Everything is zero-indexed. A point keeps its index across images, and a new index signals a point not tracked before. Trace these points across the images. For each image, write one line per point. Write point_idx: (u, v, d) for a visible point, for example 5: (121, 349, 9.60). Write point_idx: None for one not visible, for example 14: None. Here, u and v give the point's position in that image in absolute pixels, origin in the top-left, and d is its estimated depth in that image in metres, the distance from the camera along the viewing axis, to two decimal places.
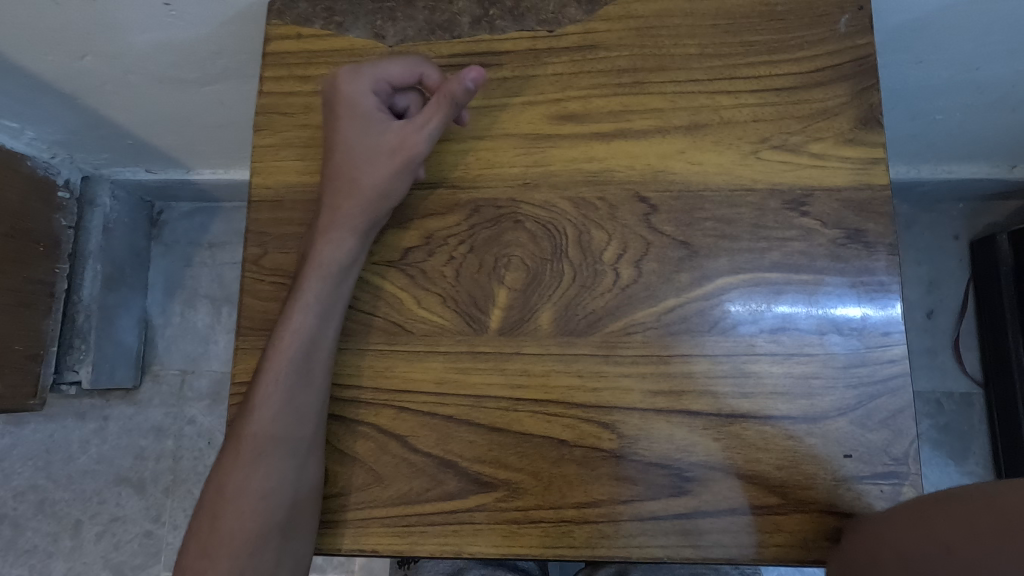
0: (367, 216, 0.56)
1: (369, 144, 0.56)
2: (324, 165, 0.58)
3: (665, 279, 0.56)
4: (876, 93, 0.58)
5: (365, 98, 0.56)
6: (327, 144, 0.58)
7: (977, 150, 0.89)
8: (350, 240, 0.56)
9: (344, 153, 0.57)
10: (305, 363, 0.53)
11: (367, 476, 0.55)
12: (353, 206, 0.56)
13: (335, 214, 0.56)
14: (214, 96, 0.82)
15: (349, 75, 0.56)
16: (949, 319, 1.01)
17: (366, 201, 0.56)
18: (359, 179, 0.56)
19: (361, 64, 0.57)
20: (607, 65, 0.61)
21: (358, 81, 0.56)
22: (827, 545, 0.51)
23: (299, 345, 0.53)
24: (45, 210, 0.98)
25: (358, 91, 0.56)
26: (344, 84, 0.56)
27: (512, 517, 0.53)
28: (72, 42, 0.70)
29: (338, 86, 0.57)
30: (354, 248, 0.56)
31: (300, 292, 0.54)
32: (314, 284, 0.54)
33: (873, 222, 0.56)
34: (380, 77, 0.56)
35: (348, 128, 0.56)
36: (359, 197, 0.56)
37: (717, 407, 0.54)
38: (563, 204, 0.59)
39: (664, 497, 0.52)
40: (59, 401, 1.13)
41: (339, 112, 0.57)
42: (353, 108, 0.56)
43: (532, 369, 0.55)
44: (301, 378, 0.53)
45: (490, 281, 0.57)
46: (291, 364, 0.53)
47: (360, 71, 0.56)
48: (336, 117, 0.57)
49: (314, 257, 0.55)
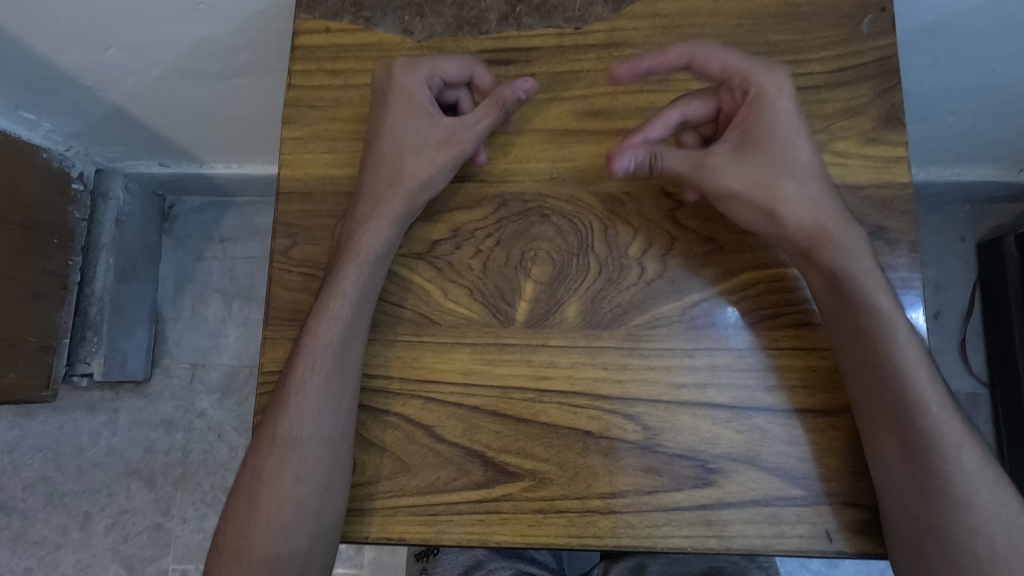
0: (402, 206, 0.57)
1: (418, 134, 0.58)
2: (366, 153, 0.59)
3: (689, 274, 0.57)
4: (897, 93, 0.59)
5: (418, 90, 0.58)
6: (372, 132, 0.59)
7: (988, 152, 0.90)
8: (386, 230, 0.57)
9: (390, 142, 0.58)
10: (340, 350, 0.54)
11: (394, 465, 0.55)
12: (390, 197, 0.57)
13: (373, 204, 0.57)
14: (236, 90, 0.82)
15: (407, 66, 0.59)
16: (955, 320, 1.03)
17: (405, 192, 0.57)
18: (403, 168, 0.57)
19: (419, 59, 0.59)
20: (633, 62, 0.61)
21: (415, 73, 0.58)
22: (848, 536, 0.52)
23: (335, 332, 0.54)
24: (60, 202, 0.98)
25: (413, 83, 0.58)
26: (401, 75, 0.58)
27: (538, 506, 0.54)
28: (97, 34, 0.70)
29: (394, 76, 0.59)
30: (389, 238, 0.57)
31: (337, 281, 0.55)
32: (350, 273, 0.55)
33: (894, 220, 0.57)
34: (435, 71, 0.59)
35: (398, 116, 0.58)
36: (393, 189, 0.57)
37: (740, 400, 0.55)
38: (589, 199, 0.59)
39: (688, 488, 0.53)
40: (71, 393, 1.13)
41: (392, 101, 0.58)
42: (407, 98, 0.58)
43: (558, 361, 0.56)
44: (337, 365, 0.54)
45: (518, 274, 0.58)
46: (328, 351, 0.54)
47: (417, 64, 0.59)
48: (387, 104, 0.58)
49: (351, 246, 0.56)
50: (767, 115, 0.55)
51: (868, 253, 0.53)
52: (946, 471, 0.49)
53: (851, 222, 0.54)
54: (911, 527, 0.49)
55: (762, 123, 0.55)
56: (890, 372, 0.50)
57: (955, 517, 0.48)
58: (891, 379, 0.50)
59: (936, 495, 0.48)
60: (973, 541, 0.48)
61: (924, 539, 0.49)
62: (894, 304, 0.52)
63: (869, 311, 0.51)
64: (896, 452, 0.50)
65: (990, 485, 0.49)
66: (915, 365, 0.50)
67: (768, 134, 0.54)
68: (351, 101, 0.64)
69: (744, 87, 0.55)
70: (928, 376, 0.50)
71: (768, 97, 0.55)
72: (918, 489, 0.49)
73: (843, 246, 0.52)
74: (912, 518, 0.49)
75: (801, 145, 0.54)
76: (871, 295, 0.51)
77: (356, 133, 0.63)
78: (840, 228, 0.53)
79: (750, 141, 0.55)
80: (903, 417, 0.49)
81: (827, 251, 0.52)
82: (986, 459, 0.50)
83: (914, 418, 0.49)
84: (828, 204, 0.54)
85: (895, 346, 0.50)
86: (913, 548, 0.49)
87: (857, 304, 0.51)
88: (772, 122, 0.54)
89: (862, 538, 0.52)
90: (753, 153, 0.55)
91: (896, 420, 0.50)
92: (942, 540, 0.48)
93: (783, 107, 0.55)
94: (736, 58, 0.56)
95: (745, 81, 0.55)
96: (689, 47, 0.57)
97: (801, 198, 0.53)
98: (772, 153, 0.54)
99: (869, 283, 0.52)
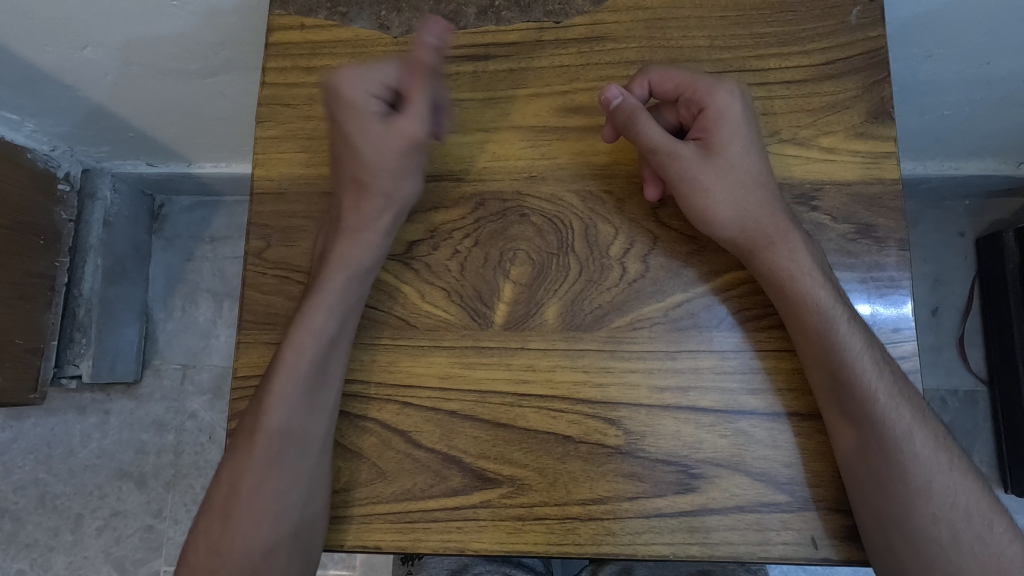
0: (384, 215, 0.56)
1: (374, 145, 0.54)
2: (337, 157, 0.57)
3: (672, 274, 0.56)
4: (887, 86, 0.57)
5: (366, 102, 0.54)
6: (336, 141, 0.56)
7: (985, 146, 0.88)
8: (367, 238, 0.55)
9: (353, 148, 0.55)
10: (319, 361, 0.53)
11: (371, 472, 0.54)
12: (369, 205, 0.55)
13: (353, 211, 0.56)
14: (217, 88, 0.81)
15: (348, 78, 0.54)
16: (953, 316, 1.01)
17: (387, 201, 0.55)
18: (372, 179, 0.55)
19: (360, 66, 0.54)
20: (615, 56, 0.60)
21: (358, 83, 0.54)
22: (835, 542, 0.51)
23: (315, 343, 0.53)
24: (47, 203, 0.97)
25: (358, 95, 0.54)
26: (342, 87, 0.54)
27: (516, 513, 0.53)
28: (72, 33, 0.69)
29: (336, 88, 0.54)
30: (375, 248, 0.55)
31: (317, 290, 0.54)
32: (331, 282, 0.54)
33: (883, 217, 0.56)
34: (378, 79, 0.54)
35: (354, 132, 0.55)
36: (375, 190, 0.55)
37: (724, 402, 0.53)
38: (570, 198, 0.58)
39: (671, 494, 0.52)
40: (60, 395, 1.12)
41: (343, 117, 0.54)
42: (356, 112, 0.54)
43: (538, 365, 0.55)
44: (316, 376, 0.53)
45: (496, 276, 0.57)
46: (306, 362, 0.52)
47: (359, 74, 0.54)
48: (339, 122, 0.55)
49: (332, 254, 0.55)
50: (723, 124, 0.53)
51: (808, 252, 0.52)
52: (904, 461, 0.47)
53: (792, 220, 0.53)
54: (877, 525, 0.48)
55: (713, 131, 0.53)
56: (836, 368, 0.49)
57: (919, 507, 0.47)
58: (838, 375, 0.49)
59: (899, 488, 0.47)
60: (942, 526, 0.47)
61: (891, 536, 0.47)
62: (834, 298, 0.50)
63: (811, 308, 0.50)
64: (853, 447, 0.49)
65: (951, 470, 0.48)
66: (861, 359, 0.49)
67: (724, 141, 0.53)
68: None
69: (696, 105, 0.54)
70: (875, 368, 0.49)
71: (714, 107, 0.53)
72: (878, 485, 0.48)
73: (783, 242, 0.52)
74: (880, 516, 0.48)
75: (746, 148, 0.53)
76: (811, 293, 0.50)
77: None
78: (781, 226, 0.52)
79: (717, 139, 0.53)
80: (855, 412, 0.48)
81: (768, 252, 0.52)
82: (944, 445, 0.48)
83: (864, 412, 0.48)
84: (764, 199, 0.53)
85: (838, 342, 0.49)
86: (884, 547, 0.48)
87: (798, 301, 0.50)
88: (722, 128, 0.53)
89: (848, 544, 0.51)
90: (711, 158, 0.53)
91: (850, 414, 0.49)
92: (913, 531, 0.47)
93: (735, 114, 0.53)
94: (687, 76, 0.54)
95: (699, 99, 0.54)
96: (645, 74, 0.55)
97: (738, 197, 0.53)
98: (724, 156, 0.53)
99: (808, 279, 0.51)
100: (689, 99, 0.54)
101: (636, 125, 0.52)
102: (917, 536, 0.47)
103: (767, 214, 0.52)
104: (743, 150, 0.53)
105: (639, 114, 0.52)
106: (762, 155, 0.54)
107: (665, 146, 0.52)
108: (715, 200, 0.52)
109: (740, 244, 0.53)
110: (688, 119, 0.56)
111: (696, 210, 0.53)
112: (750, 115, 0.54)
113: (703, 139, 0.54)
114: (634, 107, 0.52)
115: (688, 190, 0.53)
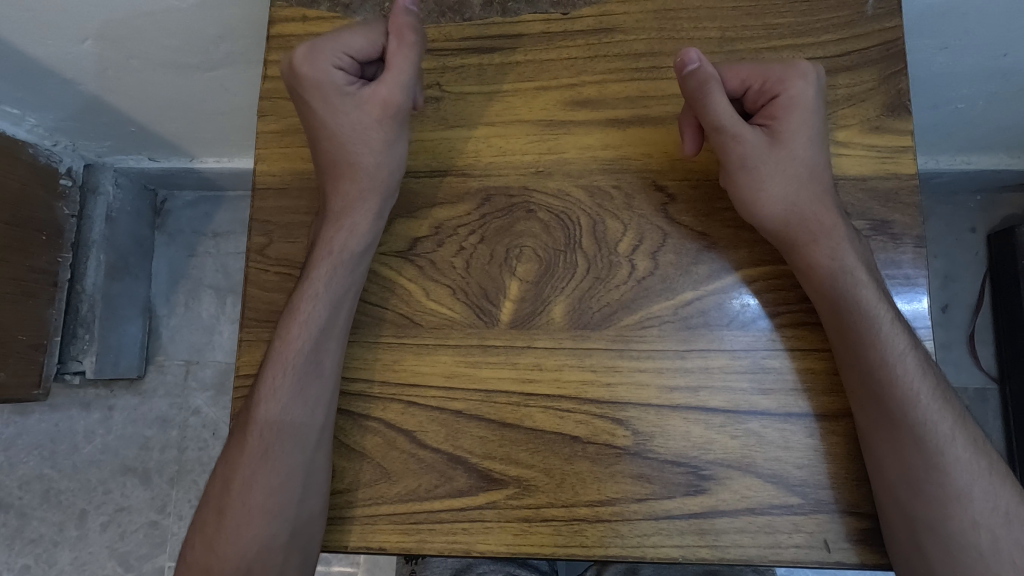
0: (373, 199, 0.55)
1: (352, 127, 0.54)
2: (317, 151, 0.56)
3: (683, 271, 0.55)
4: (904, 79, 0.56)
5: (330, 78, 0.53)
6: (309, 128, 0.55)
7: (1002, 139, 0.86)
8: (360, 228, 0.54)
9: (336, 138, 0.54)
10: (313, 356, 0.52)
11: (375, 472, 0.53)
12: (356, 192, 0.54)
13: (345, 201, 0.55)
14: (217, 82, 0.80)
15: (307, 53, 0.52)
16: (964, 314, 0.99)
17: (372, 184, 0.55)
18: (357, 160, 0.54)
19: (318, 40, 0.53)
20: (624, 48, 0.58)
21: (318, 58, 0.52)
22: (849, 545, 0.50)
23: (306, 337, 0.52)
24: (49, 199, 0.96)
25: (320, 73, 0.52)
26: (302, 68, 0.52)
27: (523, 515, 0.52)
28: (71, 27, 0.68)
29: (298, 72, 0.52)
30: (367, 237, 0.55)
31: (308, 283, 0.53)
32: (320, 273, 0.53)
33: (900, 213, 0.54)
34: (342, 51, 0.53)
35: (327, 114, 0.54)
36: (354, 178, 0.54)
37: (735, 403, 0.52)
38: (577, 193, 0.57)
39: (680, 496, 0.51)
40: (64, 391, 1.12)
41: (312, 100, 0.53)
42: (320, 89, 0.53)
43: (543, 364, 0.54)
44: (309, 371, 0.52)
45: (503, 273, 0.56)
46: (299, 357, 0.52)
47: (317, 52, 0.52)
48: (308, 104, 0.54)
49: (326, 246, 0.54)
50: (796, 113, 0.52)
51: (846, 248, 0.50)
52: (942, 465, 0.47)
53: (839, 216, 0.51)
54: (908, 531, 0.47)
55: (782, 118, 0.52)
56: (875, 368, 0.48)
57: (941, 509, 0.46)
58: (876, 374, 0.48)
59: (905, 489, 0.47)
60: (949, 530, 0.46)
61: (921, 540, 0.46)
62: (879, 297, 0.49)
63: (853, 306, 0.49)
64: (885, 449, 0.48)
65: (988, 475, 0.47)
66: (905, 359, 0.48)
67: (792, 135, 0.52)
68: None
69: (767, 94, 0.53)
70: (917, 370, 0.48)
71: (786, 93, 0.52)
72: (910, 487, 0.47)
73: (826, 238, 0.50)
74: (909, 520, 0.47)
75: (810, 141, 0.52)
76: (856, 290, 0.49)
77: None
78: (827, 222, 0.51)
79: (775, 139, 0.52)
80: (891, 412, 0.47)
81: (814, 247, 0.50)
82: (981, 449, 0.47)
83: (904, 413, 0.47)
84: (819, 189, 0.52)
85: (880, 343, 0.48)
86: (915, 554, 0.47)
87: (838, 297, 0.49)
88: (791, 117, 0.52)
89: (861, 548, 0.50)
90: (777, 147, 0.52)
91: (884, 415, 0.48)
92: (918, 532, 0.46)
93: (807, 101, 0.52)
94: (754, 68, 0.52)
95: (769, 88, 0.52)
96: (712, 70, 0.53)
97: (791, 190, 0.52)
98: (790, 144, 0.52)
99: (851, 277, 0.49)
100: (760, 89, 0.53)
101: (705, 97, 0.50)
102: (921, 536, 0.46)
103: (813, 207, 0.51)
104: (804, 145, 0.52)
105: (711, 88, 0.50)
106: (825, 147, 0.52)
107: (732, 127, 0.51)
108: (767, 191, 0.51)
109: (778, 236, 0.52)
110: (753, 108, 0.54)
111: (742, 193, 0.52)
112: (821, 104, 0.52)
113: (771, 124, 0.53)
114: (702, 82, 0.49)
115: (741, 174, 0.52)
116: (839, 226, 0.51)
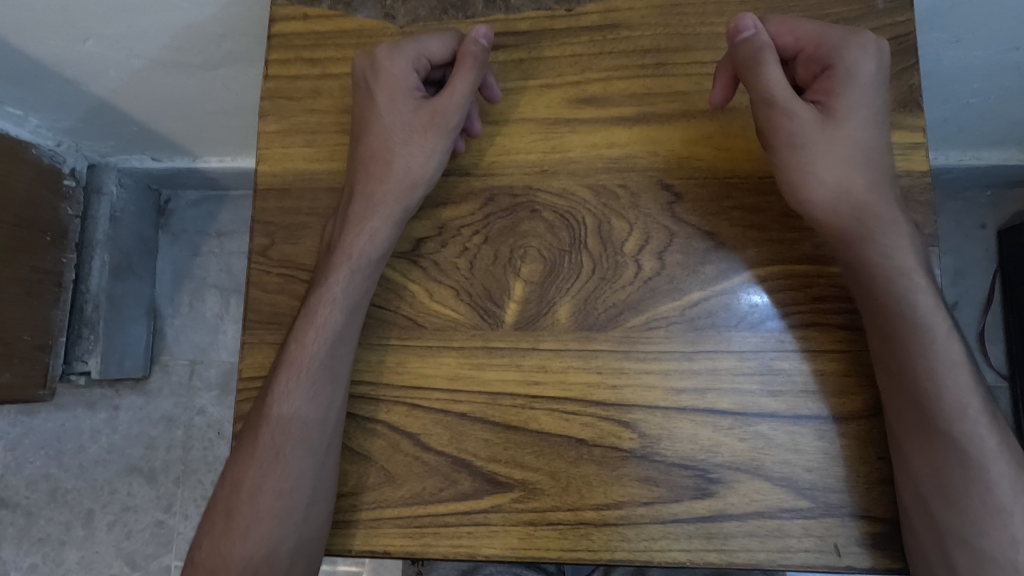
0: (395, 205, 0.54)
1: (397, 127, 0.54)
2: (354, 148, 0.56)
3: (690, 271, 0.54)
4: (916, 74, 0.55)
5: (403, 75, 0.54)
6: (359, 123, 0.56)
7: (1013, 134, 0.85)
8: (381, 232, 0.54)
9: (378, 135, 0.55)
10: (328, 361, 0.51)
11: (379, 475, 0.53)
12: (378, 194, 0.54)
13: (364, 202, 0.54)
14: (219, 81, 0.79)
15: (390, 49, 0.54)
16: (973, 311, 0.97)
17: (398, 187, 0.54)
18: (392, 160, 0.54)
19: (403, 40, 0.55)
20: (629, 45, 0.57)
21: (399, 56, 0.54)
22: (860, 550, 0.49)
23: (324, 341, 0.51)
24: (52, 199, 0.96)
25: (397, 69, 0.54)
26: (385, 61, 0.54)
27: (530, 518, 0.51)
28: (71, 25, 0.67)
29: (378, 63, 0.54)
30: (385, 241, 0.54)
31: (326, 286, 0.52)
32: (339, 276, 0.52)
33: (911, 212, 0.53)
34: (421, 53, 0.54)
35: (385, 109, 0.54)
36: (382, 177, 0.54)
37: (743, 405, 0.51)
38: (582, 193, 0.56)
39: (688, 500, 0.50)
40: (70, 391, 1.12)
41: (376, 91, 0.54)
42: (391, 85, 0.54)
43: (549, 366, 0.53)
44: (325, 376, 0.51)
45: (506, 273, 0.55)
46: (315, 361, 0.51)
47: (402, 47, 0.54)
48: (370, 96, 0.55)
49: (344, 247, 0.53)
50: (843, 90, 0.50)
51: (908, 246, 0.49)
52: (984, 479, 0.45)
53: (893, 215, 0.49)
54: (938, 540, 0.46)
55: (839, 92, 0.50)
56: (924, 372, 0.46)
57: (977, 521, 0.45)
58: (925, 380, 0.46)
59: (938, 498, 0.46)
60: (980, 543, 0.45)
61: (951, 549, 0.45)
62: (934, 302, 0.47)
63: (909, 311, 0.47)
64: (923, 457, 0.46)
65: None
66: (955, 366, 0.46)
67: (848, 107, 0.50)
68: (332, 91, 0.61)
69: (821, 61, 0.51)
70: (967, 378, 0.46)
71: (842, 64, 0.50)
72: (946, 497, 0.46)
73: (878, 231, 0.49)
74: (941, 528, 0.46)
75: (867, 119, 0.50)
76: (911, 293, 0.47)
77: (338, 125, 0.60)
78: (884, 216, 0.49)
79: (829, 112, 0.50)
80: (936, 421, 0.46)
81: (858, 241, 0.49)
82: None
83: (949, 422, 0.46)
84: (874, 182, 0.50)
85: (932, 348, 0.46)
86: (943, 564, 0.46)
87: (889, 299, 0.48)
88: (848, 91, 0.50)
89: (872, 552, 0.49)
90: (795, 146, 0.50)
91: (924, 422, 0.46)
92: (946, 540, 0.46)
93: (863, 75, 0.50)
94: (814, 29, 0.51)
95: (824, 55, 0.51)
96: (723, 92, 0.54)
97: (844, 174, 0.49)
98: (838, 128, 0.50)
99: (905, 277, 0.48)
100: (811, 56, 0.52)
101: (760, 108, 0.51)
102: (951, 546, 0.45)
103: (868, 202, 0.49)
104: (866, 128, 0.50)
105: (763, 54, 0.50)
106: (883, 133, 0.51)
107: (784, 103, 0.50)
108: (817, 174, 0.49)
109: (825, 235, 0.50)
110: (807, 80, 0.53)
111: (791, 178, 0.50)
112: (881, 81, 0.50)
113: (824, 100, 0.51)
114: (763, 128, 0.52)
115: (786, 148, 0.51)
116: (892, 227, 0.49)
